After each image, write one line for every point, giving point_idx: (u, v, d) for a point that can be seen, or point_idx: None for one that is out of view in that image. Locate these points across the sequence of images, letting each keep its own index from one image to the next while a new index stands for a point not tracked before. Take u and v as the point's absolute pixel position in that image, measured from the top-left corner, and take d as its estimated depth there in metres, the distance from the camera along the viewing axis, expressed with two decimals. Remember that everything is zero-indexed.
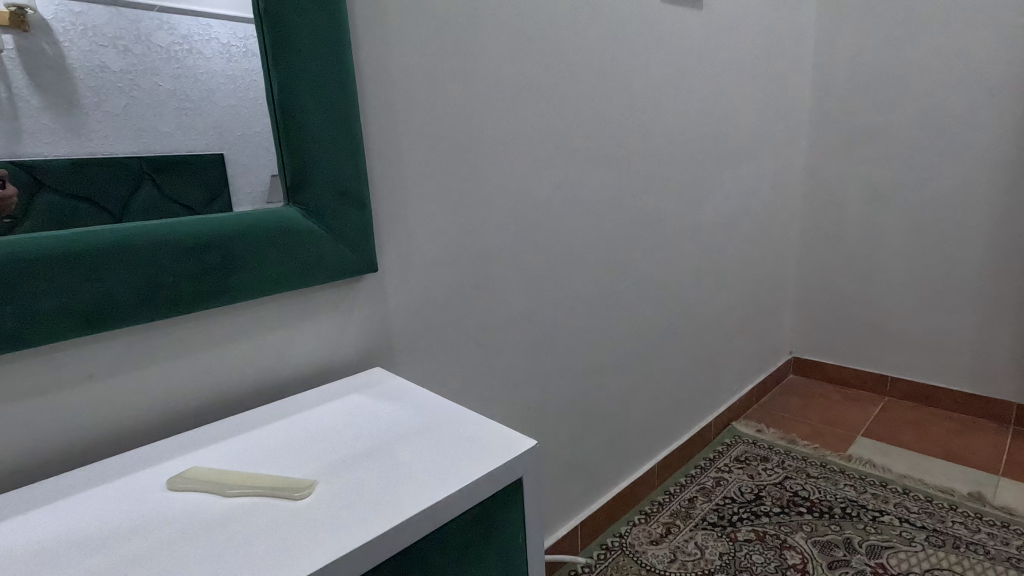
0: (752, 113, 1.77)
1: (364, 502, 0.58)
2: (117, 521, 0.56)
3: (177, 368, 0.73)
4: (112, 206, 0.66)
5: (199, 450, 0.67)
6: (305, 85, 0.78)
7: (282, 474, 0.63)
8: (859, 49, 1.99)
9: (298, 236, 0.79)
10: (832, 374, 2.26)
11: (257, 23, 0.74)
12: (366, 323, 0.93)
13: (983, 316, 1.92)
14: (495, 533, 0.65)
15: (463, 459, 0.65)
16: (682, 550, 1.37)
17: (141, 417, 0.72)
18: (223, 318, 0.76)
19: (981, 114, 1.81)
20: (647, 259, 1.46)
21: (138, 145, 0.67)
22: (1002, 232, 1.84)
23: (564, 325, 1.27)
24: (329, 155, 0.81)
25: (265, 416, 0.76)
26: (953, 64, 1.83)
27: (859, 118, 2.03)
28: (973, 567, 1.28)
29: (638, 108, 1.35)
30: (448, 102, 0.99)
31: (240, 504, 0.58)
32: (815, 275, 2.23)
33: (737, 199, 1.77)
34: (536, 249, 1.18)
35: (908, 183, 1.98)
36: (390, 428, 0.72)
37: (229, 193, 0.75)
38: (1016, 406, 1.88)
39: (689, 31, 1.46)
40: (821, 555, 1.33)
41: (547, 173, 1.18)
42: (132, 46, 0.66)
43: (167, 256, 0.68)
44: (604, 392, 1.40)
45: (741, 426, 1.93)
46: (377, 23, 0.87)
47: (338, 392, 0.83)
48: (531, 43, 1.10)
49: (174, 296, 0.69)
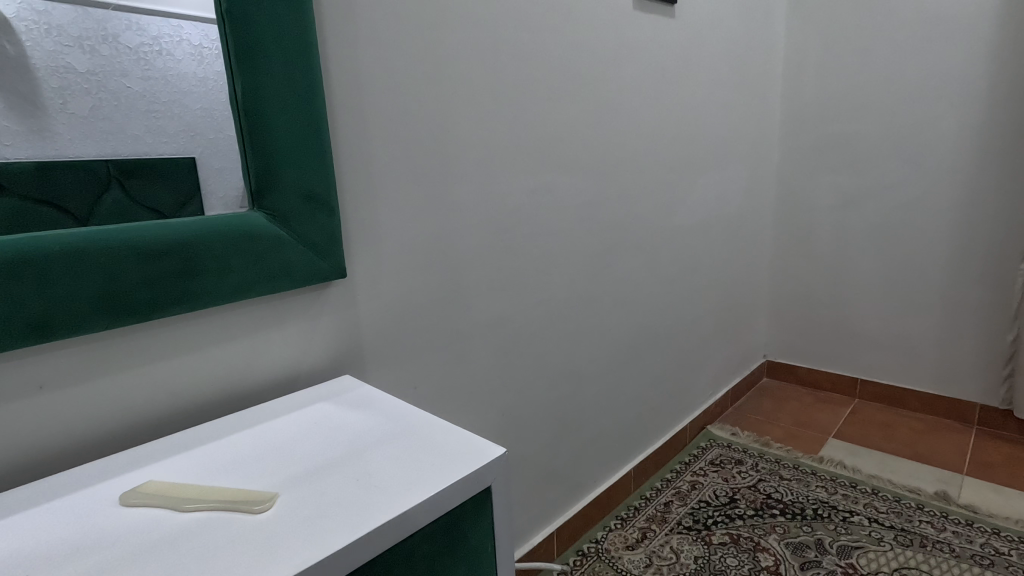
0: (722, 119, 1.76)
1: (322, 515, 0.57)
2: (67, 542, 0.55)
3: (142, 376, 0.73)
4: (77, 210, 0.65)
5: (147, 466, 0.67)
6: (268, 86, 0.76)
7: (241, 487, 0.62)
8: (830, 55, 1.98)
9: (264, 242, 0.78)
10: (803, 377, 2.26)
11: (219, 23, 0.73)
12: (334, 333, 0.92)
13: (956, 319, 1.90)
14: (460, 546, 0.64)
15: (426, 468, 0.64)
16: (658, 554, 1.37)
17: (100, 429, 0.71)
18: (188, 324, 0.76)
19: (948, 117, 1.80)
20: (620, 265, 1.46)
21: (105, 148, 0.67)
22: (972, 234, 1.83)
23: (535, 331, 1.26)
24: (295, 159, 0.80)
25: (213, 429, 0.75)
26: (924, 68, 1.82)
27: (832, 122, 2.02)
28: (939, 566, 1.29)
29: (602, 115, 1.33)
30: (416, 107, 0.98)
31: (198, 519, 0.58)
32: (789, 280, 2.23)
33: (710, 205, 1.78)
34: (507, 256, 1.17)
35: (876, 186, 1.97)
36: (355, 438, 0.71)
37: (201, 197, 0.75)
38: (978, 406, 1.89)
39: (660, 38, 1.46)
40: (793, 556, 1.34)
41: (518, 179, 1.17)
42: (99, 47, 0.66)
43: (130, 262, 0.67)
44: (578, 397, 1.40)
45: (715, 430, 1.93)
46: (344, 27, 0.86)
47: (304, 401, 0.82)
48: (499, 50, 1.09)
49: (135, 302, 0.68)
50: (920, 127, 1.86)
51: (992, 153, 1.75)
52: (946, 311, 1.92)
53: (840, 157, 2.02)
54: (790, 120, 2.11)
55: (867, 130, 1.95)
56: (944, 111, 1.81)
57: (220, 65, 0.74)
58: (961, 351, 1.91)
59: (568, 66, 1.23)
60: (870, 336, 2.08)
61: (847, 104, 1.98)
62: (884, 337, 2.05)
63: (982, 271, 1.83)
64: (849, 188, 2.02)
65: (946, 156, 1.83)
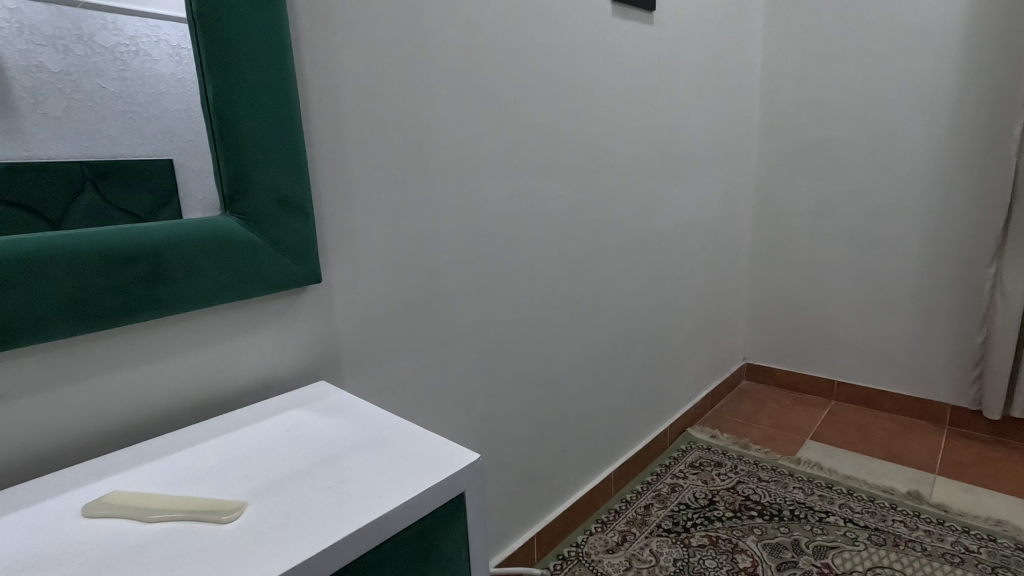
0: (700, 126, 1.79)
1: (291, 523, 0.56)
2: (27, 556, 0.53)
3: (115, 383, 0.72)
4: (50, 213, 0.64)
5: (111, 475, 0.65)
6: (241, 88, 0.75)
7: (210, 497, 0.61)
8: (804, 64, 2.03)
9: (237, 247, 0.77)
10: (781, 379, 2.30)
11: (190, 25, 0.72)
12: (310, 338, 0.91)
13: (928, 322, 1.95)
14: (434, 554, 0.64)
15: (399, 475, 0.64)
16: (638, 557, 1.38)
17: (69, 437, 0.69)
18: (163, 329, 0.75)
19: (919, 124, 1.85)
20: (599, 269, 1.47)
21: (79, 149, 0.66)
22: (943, 237, 1.87)
23: (514, 336, 1.27)
24: (269, 164, 0.79)
25: (183, 436, 0.74)
26: (895, 77, 1.87)
27: (808, 129, 2.06)
28: (912, 565, 1.31)
29: (581, 121, 1.34)
30: (393, 112, 0.97)
31: (162, 530, 0.56)
32: (767, 283, 2.26)
33: (688, 210, 1.80)
34: (486, 262, 1.18)
35: (850, 192, 2.01)
36: (329, 445, 0.71)
37: (179, 199, 0.74)
38: (950, 406, 1.94)
39: (638, 45, 1.47)
40: (770, 557, 1.35)
41: (496, 184, 1.17)
42: (73, 47, 0.65)
43: (98, 267, 0.66)
44: (558, 402, 1.41)
45: (695, 432, 1.95)
46: (320, 31, 0.86)
47: (278, 408, 0.81)
48: (477, 57, 1.09)
49: (102, 307, 0.67)
50: (893, 133, 1.90)
51: (961, 159, 1.80)
52: (918, 314, 1.96)
53: (816, 164, 2.06)
54: (767, 126, 2.14)
55: (842, 136, 1.99)
56: (915, 118, 1.85)
57: (194, 66, 0.73)
58: (933, 353, 1.95)
59: (546, 71, 1.24)
60: (846, 339, 2.12)
61: (822, 112, 2.02)
62: (860, 340, 2.09)
63: (952, 275, 1.87)
64: (825, 193, 2.06)
65: (917, 163, 1.87)
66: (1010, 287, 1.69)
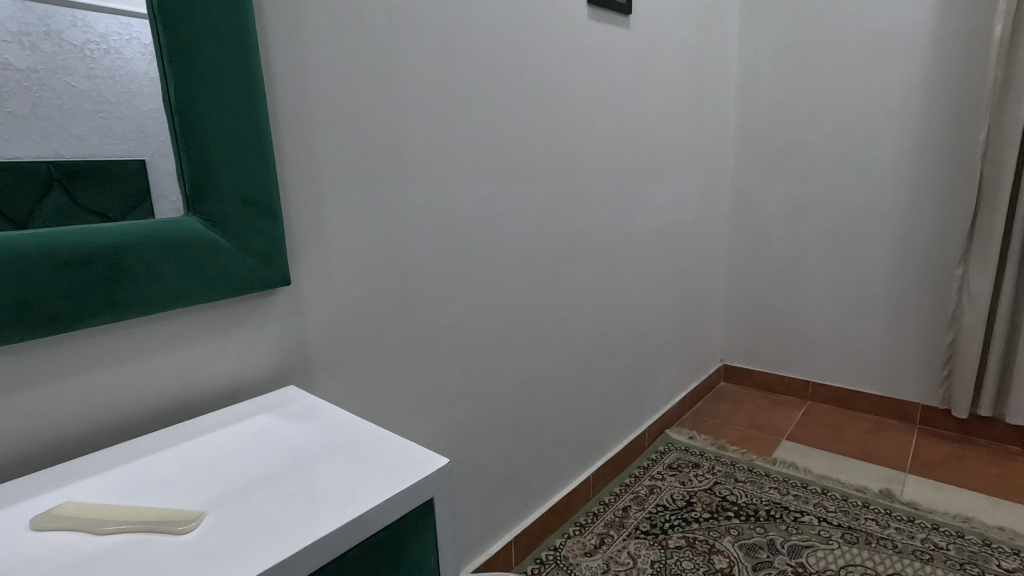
0: (676, 130, 1.81)
1: (250, 533, 0.54)
2: None
3: (77, 388, 0.69)
4: (15, 214, 0.62)
5: (62, 486, 0.62)
6: (203, 86, 0.73)
7: (168, 507, 0.58)
8: (778, 69, 2.06)
9: (201, 248, 0.75)
10: (758, 380, 2.32)
11: (152, 21, 0.70)
12: (279, 342, 0.89)
13: (899, 323, 1.99)
14: (401, 560, 0.63)
15: (365, 481, 0.62)
16: (615, 560, 1.38)
17: (24, 447, 0.67)
18: (130, 333, 0.73)
19: (888, 129, 1.89)
20: (575, 271, 1.48)
21: (47, 148, 0.64)
22: (912, 240, 1.91)
23: (489, 339, 1.26)
24: (234, 164, 0.77)
25: (143, 444, 0.71)
26: (865, 83, 1.91)
27: (781, 134, 2.09)
28: (883, 563, 1.33)
29: (556, 123, 1.34)
30: (365, 112, 0.96)
31: (116, 542, 0.54)
32: (743, 286, 2.29)
33: (664, 213, 1.82)
34: (460, 264, 1.17)
35: (822, 195, 2.05)
36: (295, 452, 0.69)
37: (150, 201, 0.73)
38: (920, 406, 1.98)
39: (613, 49, 1.48)
40: (746, 557, 1.36)
41: (470, 186, 1.17)
42: (40, 43, 0.63)
43: (53, 269, 0.63)
44: (535, 404, 1.41)
45: (673, 434, 1.96)
46: (290, 30, 0.84)
47: (244, 414, 0.79)
48: (449, 58, 1.09)
49: (60, 311, 0.64)
50: (863, 139, 1.94)
51: (928, 165, 1.84)
52: (890, 316, 2.00)
53: (790, 168, 2.10)
54: (743, 130, 2.17)
55: (815, 141, 2.03)
56: (884, 124, 1.90)
57: (155, 63, 0.71)
58: (904, 353, 1.99)
59: (521, 74, 1.24)
60: (820, 340, 2.15)
61: (796, 116, 2.05)
62: (833, 341, 2.13)
63: (921, 276, 1.91)
64: (799, 197, 2.10)
65: (886, 167, 1.92)
66: (975, 289, 1.73)
